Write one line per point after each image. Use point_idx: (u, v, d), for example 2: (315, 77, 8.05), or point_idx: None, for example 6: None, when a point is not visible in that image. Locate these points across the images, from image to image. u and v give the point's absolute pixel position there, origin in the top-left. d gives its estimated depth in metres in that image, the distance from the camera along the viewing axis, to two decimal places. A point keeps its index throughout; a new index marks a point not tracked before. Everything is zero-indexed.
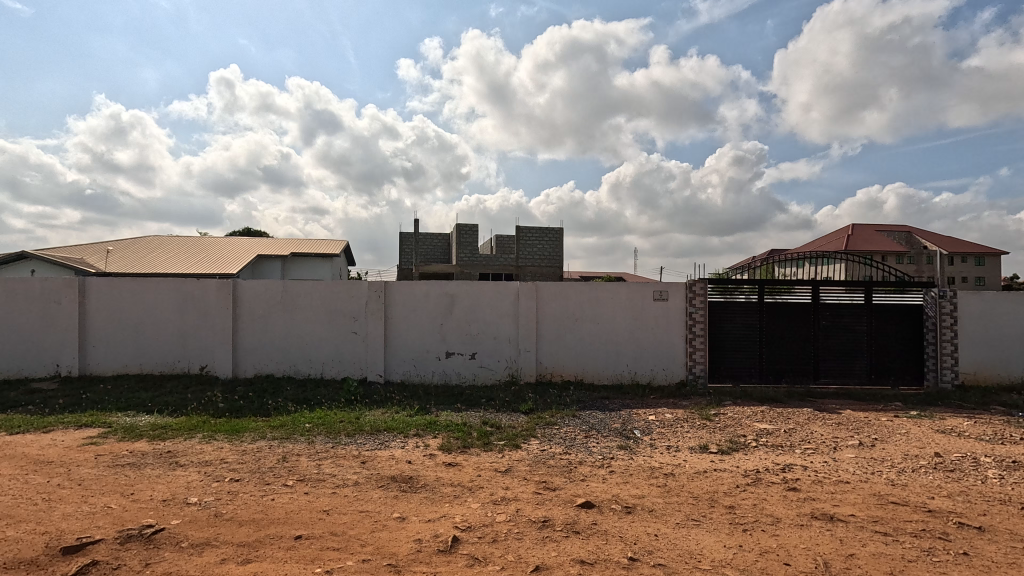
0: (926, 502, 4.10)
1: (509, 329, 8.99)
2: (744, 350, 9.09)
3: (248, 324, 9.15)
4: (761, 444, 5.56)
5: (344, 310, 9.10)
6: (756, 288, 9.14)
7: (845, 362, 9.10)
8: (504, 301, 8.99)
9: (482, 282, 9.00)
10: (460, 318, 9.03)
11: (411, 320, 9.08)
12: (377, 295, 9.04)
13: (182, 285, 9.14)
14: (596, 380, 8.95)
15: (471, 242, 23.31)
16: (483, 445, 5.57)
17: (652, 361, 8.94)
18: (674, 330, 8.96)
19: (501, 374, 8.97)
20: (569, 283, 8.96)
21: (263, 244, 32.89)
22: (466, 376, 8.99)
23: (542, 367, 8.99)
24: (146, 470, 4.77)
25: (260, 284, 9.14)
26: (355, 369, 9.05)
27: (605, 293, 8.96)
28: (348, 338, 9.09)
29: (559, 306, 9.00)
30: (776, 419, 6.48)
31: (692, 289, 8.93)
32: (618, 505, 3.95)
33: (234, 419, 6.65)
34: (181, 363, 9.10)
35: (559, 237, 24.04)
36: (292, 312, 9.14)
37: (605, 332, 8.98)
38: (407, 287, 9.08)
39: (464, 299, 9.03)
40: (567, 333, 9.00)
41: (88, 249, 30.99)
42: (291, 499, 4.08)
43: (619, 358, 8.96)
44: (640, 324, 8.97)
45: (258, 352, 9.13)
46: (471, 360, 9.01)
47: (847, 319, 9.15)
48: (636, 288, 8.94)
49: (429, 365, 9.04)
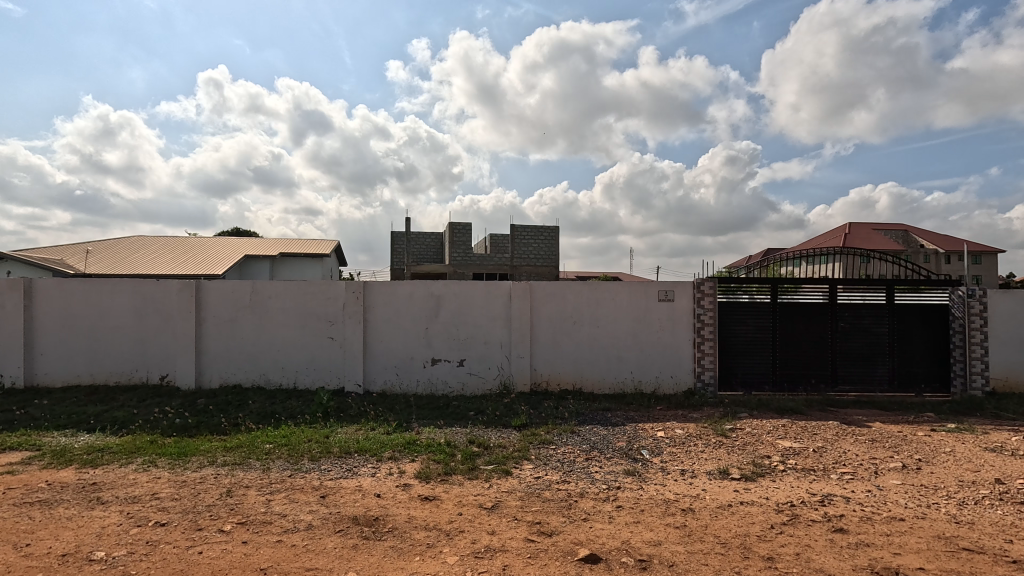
0: (1006, 549, 3.35)
1: (501, 333, 8.20)
2: (756, 354, 8.35)
3: (213, 329, 8.30)
4: (789, 468, 4.81)
5: (320, 313, 8.29)
6: (769, 287, 8.41)
7: (865, 367, 8.40)
8: (496, 302, 8.20)
9: (471, 281, 8.21)
10: (447, 320, 8.24)
11: (393, 324, 8.28)
12: (356, 296, 8.23)
13: (141, 285, 8.30)
14: (595, 389, 8.18)
15: (464, 241, 22.44)
16: (467, 471, 4.78)
17: (657, 368, 8.18)
18: (680, 334, 8.20)
19: (492, 383, 8.19)
20: (567, 282, 8.21)
21: (251, 244, 31.93)
22: (454, 385, 8.21)
23: (536, 375, 8.21)
24: (57, 510, 3.94)
25: (227, 285, 8.30)
26: (332, 379, 8.24)
27: (606, 292, 8.20)
28: (324, 343, 8.28)
29: (556, 307, 8.22)
30: (801, 434, 5.74)
31: (700, 288, 8.16)
32: (631, 559, 3.17)
33: (185, 440, 5.84)
34: (139, 372, 8.25)
35: (554, 235, 23.23)
36: (262, 315, 8.31)
37: (607, 336, 8.21)
38: (389, 288, 8.27)
39: (452, 300, 8.24)
40: (564, 337, 8.22)
41: (68, 249, 29.93)
42: (223, 553, 3.26)
43: (621, 364, 8.19)
44: (643, 326, 8.21)
45: (224, 361, 8.29)
46: (459, 367, 8.22)
47: (867, 321, 8.45)
48: (639, 288, 8.19)
49: (413, 373, 8.25)
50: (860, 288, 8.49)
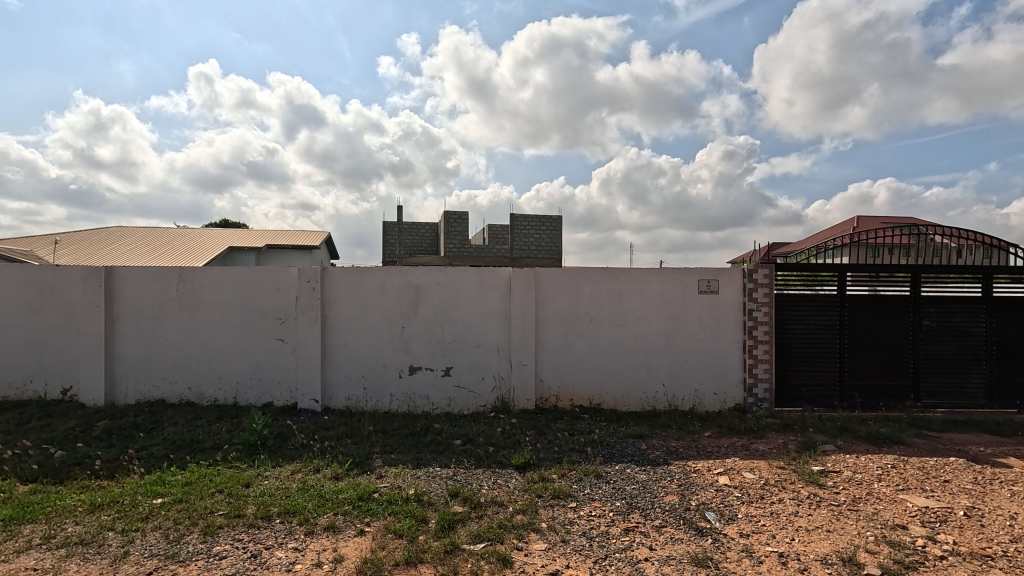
0: None
1: (497, 335, 6.41)
2: (820, 361, 6.64)
3: (130, 329, 6.49)
4: (951, 555, 3.04)
5: (265, 307, 6.48)
6: (835, 275, 6.70)
7: (955, 377, 6.71)
8: (492, 295, 6.41)
9: (459, 268, 6.43)
10: (429, 318, 6.45)
11: (360, 322, 6.48)
12: (312, 287, 6.41)
13: (36, 273, 6.47)
14: (618, 405, 6.42)
15: (460, 231, 20.59)
16: (441, 562, 3.00)
17: (696, 379, 6.43)
18: (725, 335, 6.45)
19: (486, 399, 6.41)
20: (582, 271, 6.45)
21: (239, 234, 29.99)
22: (438, 402, 6.43)
23: (543, 388, 6.44)
24: None
25: (147, 274, 6.49)
26: (280, 393, 6.46)
27: (631, 282, 6.44)
28: (272, 347, 6.49)
29: (567, 302, 6.44)
30: (930, 485, 3.98)
31: (752, 277, 6.39)
32: None
33: (42, 492, 4.04)
34: (35, 384, 6.45)
35: (558, 225, 21.26)
36: (193, 311, 6.50)
37: (632, 338, 6.44)
38: (355, 277, 6.48)
39: (435, 292, 6.45)
40: (578, 339, 6.44)
41: (38, 238, 27.89)
42: None
43: (650, 373, 6.42)
44: (678, 326, 6.44)
45: (144, 370, 6.50)
46: (444, 378, 6.45)
47: (957, 319, 6.76)
48: (673, 277, 6.44)
49: (386, 385, 6.47)
50: (948, 275, 6.78)
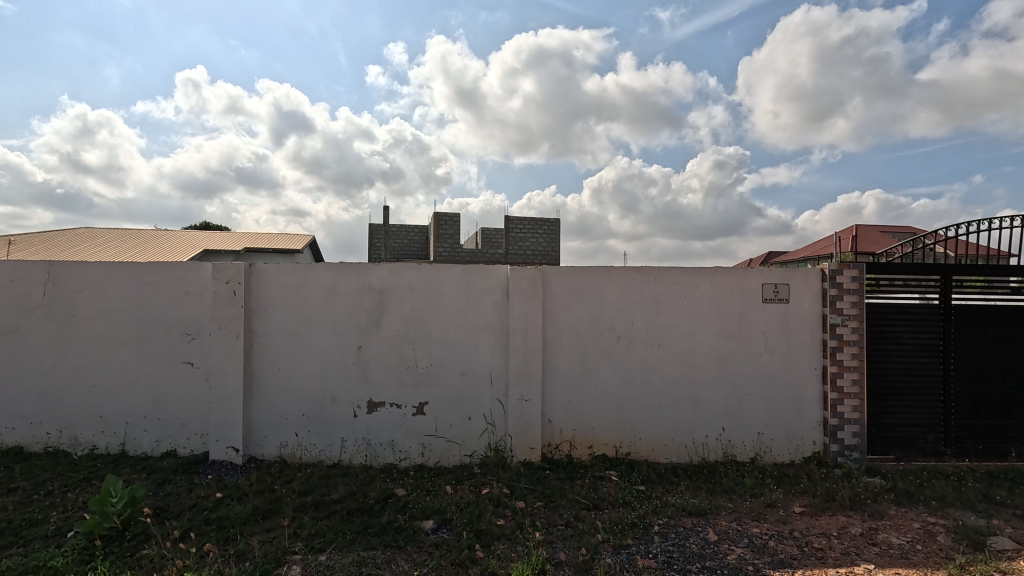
0: None
1: (490, 358, 4.66)
2: (920, 394, 4.95)
3: None
4: None
5: (169, 318, 4.68)
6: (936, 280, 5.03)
7: None
8: (482, 303, 4.66)
9: (436, 267, 4.67)
10: (394, 334, 4.68)
11: (299, 340, 4.69)
12: (233, 292, 4.61)
13: None
14: (653, 456, 4.68)
15: (451, 235, 18.84)
16: None
17: (759, 419, 4.72)
18: (799, 360, 4.74)
19: (473, 446, 4.66)
20: (604, 271, 4.73)
21: (214, 237, 27.95)
22: (407, 450, 4.66)
23: (551, 432, 4.69)
24: None
25: (3, 270, 4.66)
26: (187, 438, 4.66)
27: (672, 287, 4.73)
28: (175, 373, 4.68)
29: (586, 313, 4.71)
30: None
31: (837, 281, 4.65)
32: None
33: None
34: None
35: (557, 228, 19.53)
36: (67, 324, 4.68)
37: (673, 363, 4.72)
38: (294, 278, 4.70)
39: (404, 298, 4.69)
40: (600, 364, 4.71)
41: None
42: None
43: (697, 412, 4.70)
44: (736, 347, 4.73)
45: None
46: (417, 418, 4.67)
47: None
48: (728, 280, 4.73)
49: (335, 427, 4.68)
50: None
